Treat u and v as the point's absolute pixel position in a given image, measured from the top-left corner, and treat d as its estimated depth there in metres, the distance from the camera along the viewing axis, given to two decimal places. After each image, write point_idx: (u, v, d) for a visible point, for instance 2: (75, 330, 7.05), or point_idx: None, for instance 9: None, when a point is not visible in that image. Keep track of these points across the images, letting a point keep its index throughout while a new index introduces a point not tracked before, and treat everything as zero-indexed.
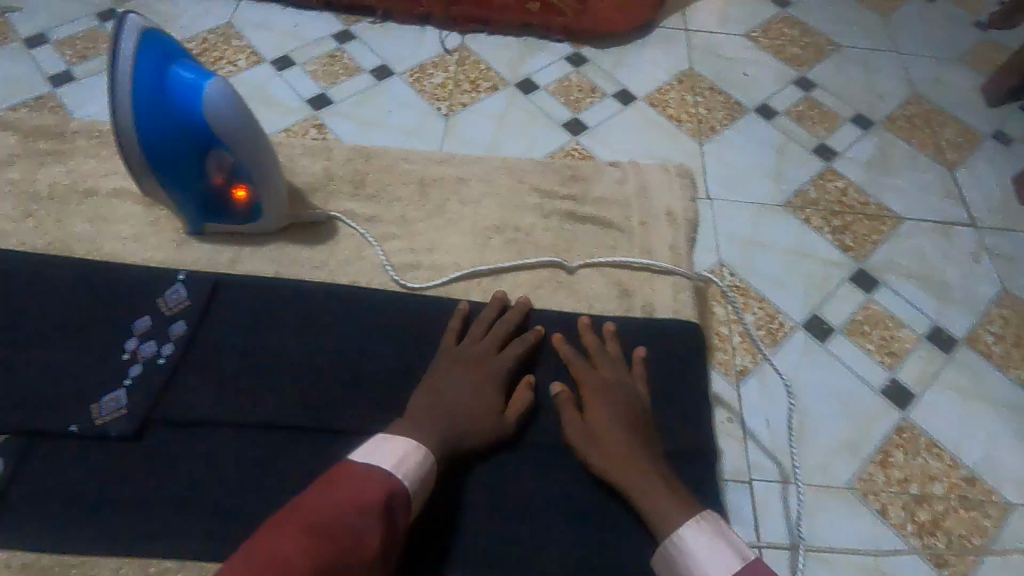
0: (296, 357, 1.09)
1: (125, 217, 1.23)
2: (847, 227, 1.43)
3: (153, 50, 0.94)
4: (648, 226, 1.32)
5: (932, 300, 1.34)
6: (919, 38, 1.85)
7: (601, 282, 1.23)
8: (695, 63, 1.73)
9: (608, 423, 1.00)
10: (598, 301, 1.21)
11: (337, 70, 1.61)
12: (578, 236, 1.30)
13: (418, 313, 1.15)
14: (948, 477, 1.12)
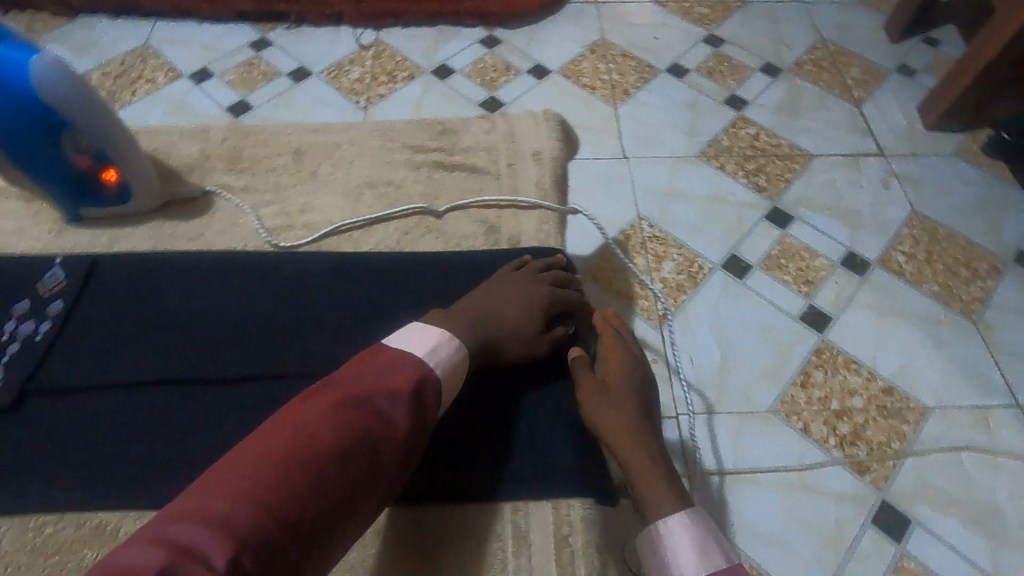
0: (134, 330, 0.83)
1: None
2: (760, 169, 1.48)
3: None
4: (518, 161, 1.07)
5: (845, 229, 1.39)
6: None
7: (466, 224, 0.97)
8: (606, 33, 1.78)
9: (626, 395, 0.84)
10: (461, 242, 0.95)
11: (254, 76, 1.64)
12: (445, 181, 1.03)
13: (270, 270, 0.90)
14: (867, 389, 1.16)
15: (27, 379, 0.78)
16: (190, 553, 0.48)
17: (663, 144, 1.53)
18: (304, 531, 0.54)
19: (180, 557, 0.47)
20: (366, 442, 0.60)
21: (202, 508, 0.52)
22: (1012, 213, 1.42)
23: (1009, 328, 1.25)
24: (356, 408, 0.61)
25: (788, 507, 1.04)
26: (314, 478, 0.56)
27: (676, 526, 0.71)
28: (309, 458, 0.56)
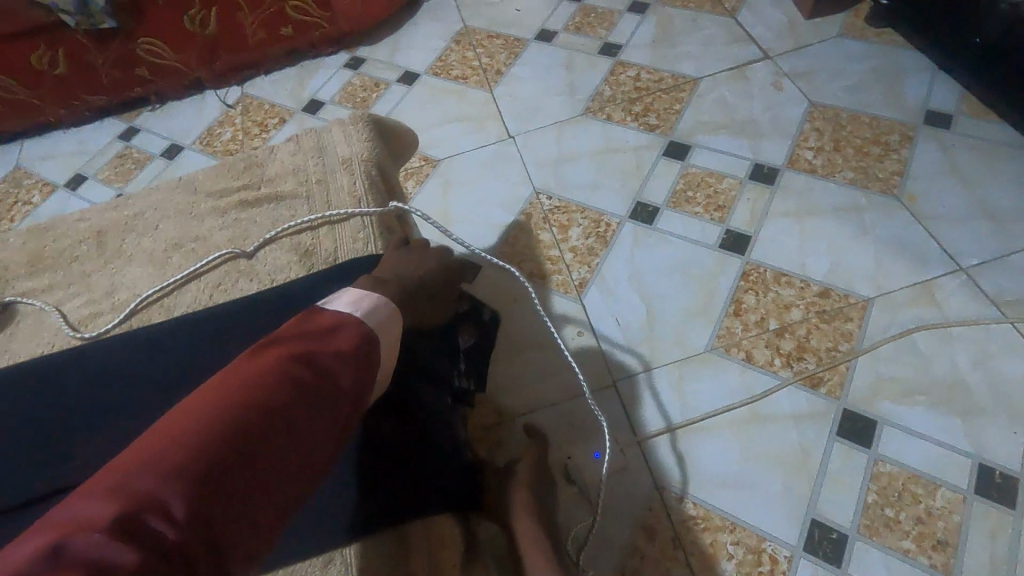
0: None
1: None
2: (648, 108, 1.42)
3: None
4: (337, 148, 0.77)
5: (745, 142, 1.32)
6: None
7: (280, 253, 0.69)
8: (467, 20, 1.72)
9: (527, 474, 0.81)
10: (268, 276, 0.68)
11: (129, 166, 1.60)
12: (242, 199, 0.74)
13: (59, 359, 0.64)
14: (803, 298, 1.09)
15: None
16: (151, 504, 0.38)
17: (545, 112, 1.47)
18: (272, 488, 0.44)
19: (134, 515, 0.37)
20: (331, 387, 0.50)
21: (152, 459, 0.41)
22: (910, 77, 1.37)
23: (933, 194, 1.19)
24: (314, 355, 0.51)
25: (746, 446, 0.97)
26: (285, 423, 0.46)
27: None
28: (272, 408, 0.45)
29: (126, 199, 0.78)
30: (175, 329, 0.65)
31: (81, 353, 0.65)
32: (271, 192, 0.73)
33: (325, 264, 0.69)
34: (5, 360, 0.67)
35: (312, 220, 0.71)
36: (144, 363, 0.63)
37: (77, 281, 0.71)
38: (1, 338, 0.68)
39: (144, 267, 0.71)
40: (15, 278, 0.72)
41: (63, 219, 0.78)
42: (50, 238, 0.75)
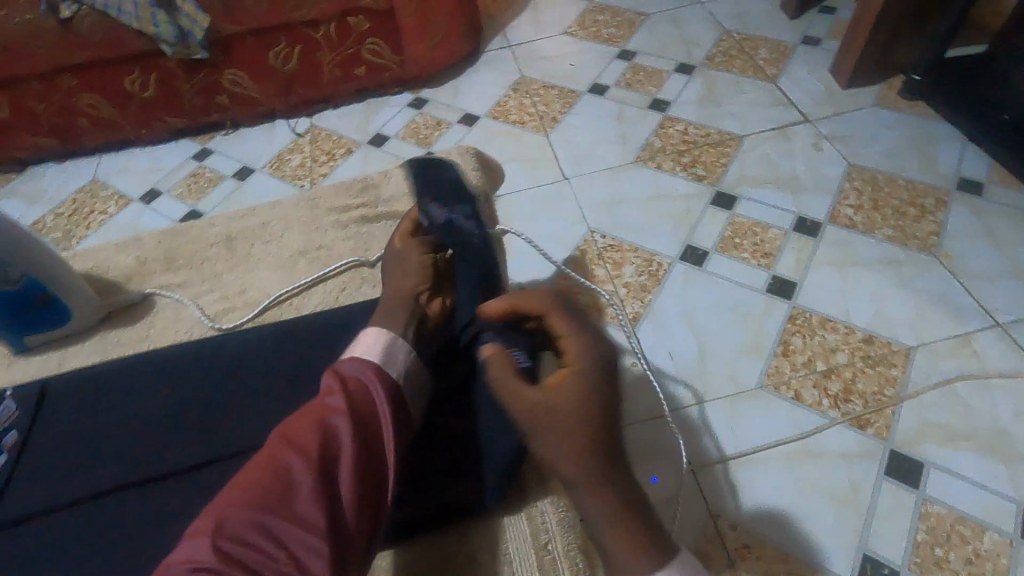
0: (56, 422, 0.67)
1: None
2: (695, 160, 1.53)
3: None
4: (446, 176, 0.85)
5: (788, 196, 1.42)
6: None
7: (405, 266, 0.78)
8: (524, 71, 1.86)
9: (588, 401, 0.57)
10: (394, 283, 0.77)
11: (202, 185, 1.70)
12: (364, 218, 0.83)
13: (207, 347, 0.71)
14: (848, 344, 1.15)
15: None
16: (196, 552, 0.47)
17: (598, 158, 1.58)
18: (300, 508, 0.50)
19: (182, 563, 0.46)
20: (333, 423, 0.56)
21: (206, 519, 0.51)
22: (942, 146, 1.47)
23: (968, 254, 1.27)
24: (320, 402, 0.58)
25: (795, 479, 1.01)
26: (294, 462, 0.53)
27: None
28: (284, 452, 0.53)
29: (252, 210, 0.86)
30: (310, 327, 0.72)
31: (222, 343, 0.72)
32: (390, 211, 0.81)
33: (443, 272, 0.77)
34: (148, 344, 0.74)
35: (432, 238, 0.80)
36: (280, 354, 0.70)
37: (210, 279, 0.79)
38: (139, 326, 0.75)
39: (273, 272, 0.78)
40: (153, 273, 0.80)
41: (195, 225, 0.86)
42: (185, 240, 0.83)
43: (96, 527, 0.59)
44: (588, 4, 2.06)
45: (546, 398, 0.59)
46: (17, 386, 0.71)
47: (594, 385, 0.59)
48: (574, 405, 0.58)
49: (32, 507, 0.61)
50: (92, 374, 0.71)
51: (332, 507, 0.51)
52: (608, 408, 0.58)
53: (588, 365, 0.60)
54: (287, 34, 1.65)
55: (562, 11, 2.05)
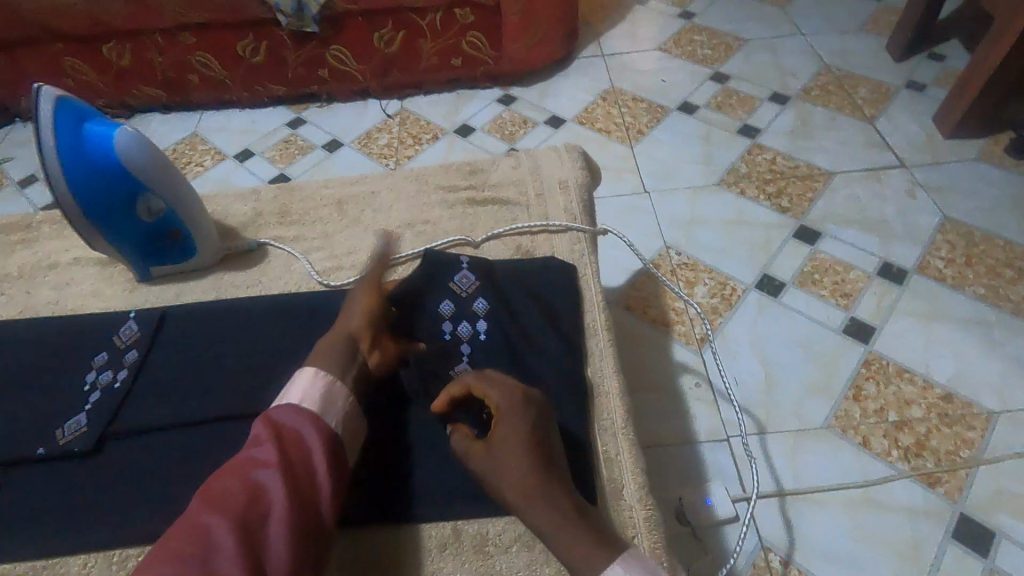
0: (171, 347, 0.71)
1: None
2: (781, 191, 1.50)
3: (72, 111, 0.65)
4: (554, 171, 0.87)
5: (875, 240, 1.38)
6: (818, 21, 2.00)
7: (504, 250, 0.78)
8: (615, 81, 1.87)
9: (514, 428, 0.58)
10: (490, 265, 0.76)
11: (292, 151, 1.77)
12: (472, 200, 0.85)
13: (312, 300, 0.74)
14: (925, 398, 1.12)
15: (107, 422, 0.64)
16: None
17: (681, 176, 1.57)
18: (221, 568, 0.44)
19: None
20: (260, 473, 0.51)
21: None
22: None
23: None
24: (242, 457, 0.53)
25: (855, 524, 0.99)
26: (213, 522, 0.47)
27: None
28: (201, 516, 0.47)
29: (364, 177, 0.90)
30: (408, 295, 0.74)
31: (326, 297, 0.75)
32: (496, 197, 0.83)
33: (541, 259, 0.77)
34: (257, 289, 0.77)
35: (533, 227, 0.79)
36: None
37: (319, 237, 0.82)
38: (251, 271, 0.79)
39: (380, 239, 0.81)
40: (268, 225, 0.84)
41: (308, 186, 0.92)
42: (299, 198, 0.87)
43: (199, 452, 0.63)
44: (686, 23, 2.06)
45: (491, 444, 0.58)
46: (140, 310, 0.76)
47: (525, 413, 0.59)
48: (505, 437, 0.57)
49: (144, 423, 0.64)
50: (210, 309, 0.74)
51: (257, 560, 0.46)
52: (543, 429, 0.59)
53: (510, 398, 0.60)
54: (393, 19, 1.71)
55: (659, 27, 2.05)
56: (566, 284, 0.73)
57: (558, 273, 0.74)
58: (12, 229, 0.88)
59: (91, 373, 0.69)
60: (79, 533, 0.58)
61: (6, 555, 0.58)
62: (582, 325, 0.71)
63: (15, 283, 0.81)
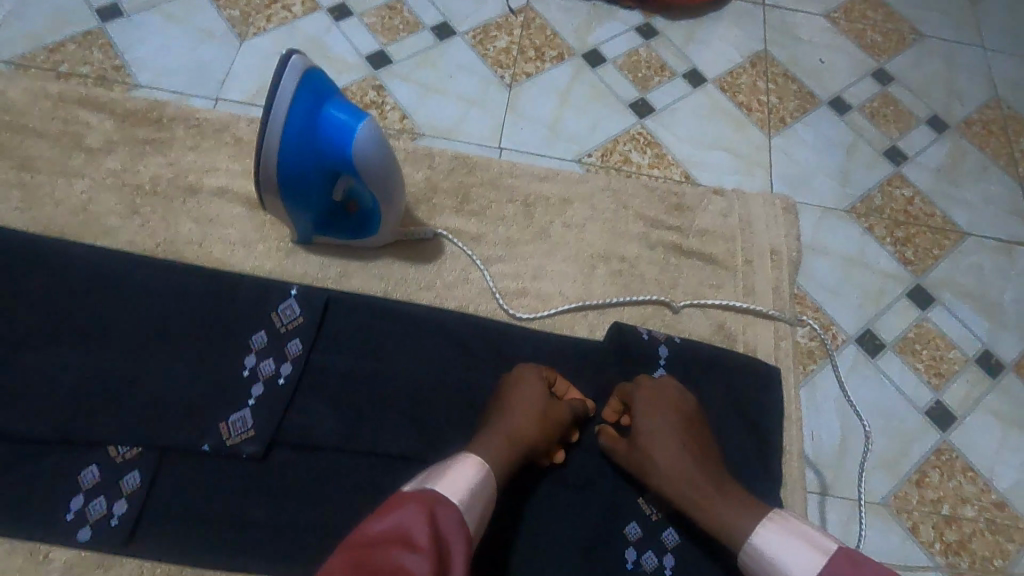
0: None
1: (100, 207, 0.69)
2: (908, 239, 1.15)
3: (313, 90, 0.50)
4: (752, 263, 0.75)
5: (985, 322, 1.10)
6: (1009, 22, 1.44)
7: (753, 335, 0.71)
8: (771, 42, 1.31)
9: (661, 434, 0.58)
10: (732, 330, 0.71)
11: (396, 24, 1.13)
12: (702, 275, 0.73)
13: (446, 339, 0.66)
14: (980, 500, 0.96)
15: None
16: None
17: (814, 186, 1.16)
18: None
19: None
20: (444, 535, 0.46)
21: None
22: None
23: None
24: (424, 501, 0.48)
25: None
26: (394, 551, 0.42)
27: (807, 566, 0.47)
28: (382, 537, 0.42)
29: (555, 173, 0.77)
30: None
31: (497, 327, 0.67)
32: (733, 248, 0.75)
33: (779, 352, 0.70)
34: (429, 295, 0.69)
35: (757, 308, 0.72)
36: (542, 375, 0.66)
37: (503, 243, 0.72)
38: (426, 269, 0.70)
39: (570, 268, 0.72)
40: (443, 209, 0.73)
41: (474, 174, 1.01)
42: (477, 181, 0.76)
43: (368, 490, 0.59)
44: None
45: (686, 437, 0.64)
46: (300, 283, 0.68)
47: None
48: (655, 442, 0.58)
49: (316, 438, 0.60)
50: (370, 304, 0.67)
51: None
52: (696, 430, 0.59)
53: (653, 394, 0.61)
54: None
55: None
56: (769, 392, 0.67)
57: (761, 389, 0.67)
58: (142, 121, 0.74)
59: (250, 356, 0.62)
60: (248, 551, 0.56)
61: (175, 557, 0.55)
62: (780, 446, 0.66)
63: (151, 200, 0.70)
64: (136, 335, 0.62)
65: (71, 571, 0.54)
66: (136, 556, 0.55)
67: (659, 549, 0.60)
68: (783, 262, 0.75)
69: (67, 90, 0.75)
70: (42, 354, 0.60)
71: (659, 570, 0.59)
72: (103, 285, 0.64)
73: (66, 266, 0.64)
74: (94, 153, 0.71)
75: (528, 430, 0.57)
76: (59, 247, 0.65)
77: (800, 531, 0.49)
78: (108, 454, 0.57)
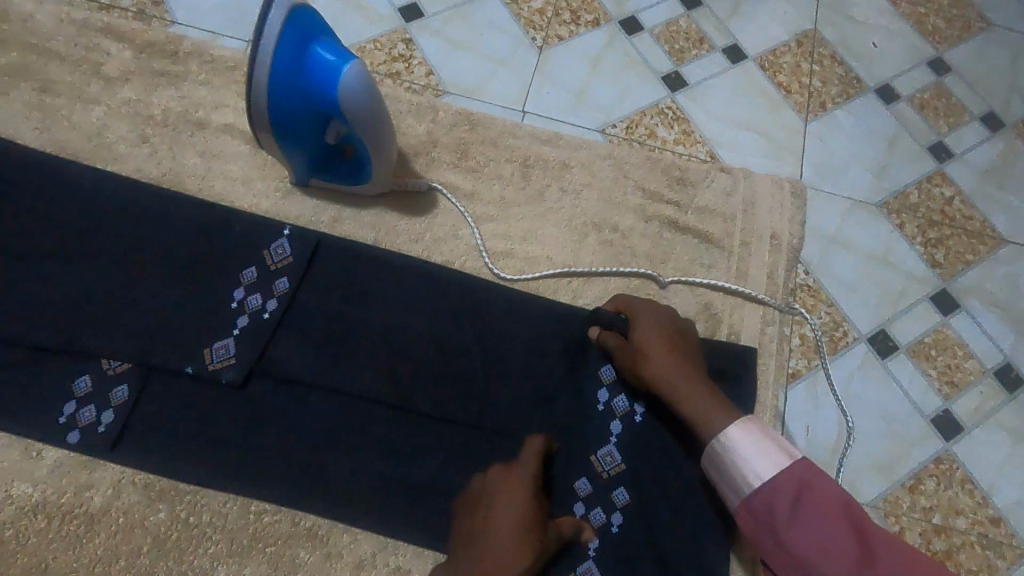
0: None
1: (111, 133, 0.72)
2: (942, 240, 0.85)
3: (303, 27, 0.52)
4: (751, 248, 0.73)
5: (1014, 324, 0.82)
6: None
7: (739, 319, 0.70)
8: (824, 20, 0.99)
9: (653, 333, 0.60)
10: (716, 308, 0.70)
11: None
12: (693, 255, 0.72)
13: (425, 293, 0.67)
14: (974, 513, 0.73)
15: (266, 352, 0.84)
16: None
17: (847, 182, 0.88)
18: None
19: None
20: None
21: None
22: None
23: None
24: None
25: None
26: None
27: (772, 469, 0.49)
28: None
29: (558, 135, 0.77)
30: None
31: (482, 287, 0.68)
32: (731, 235, 0.73)
33: (758, 339, 0.70)
34: (418, 248, 0.70)
35: (740, 291, 0.71)
36: (516, 336, 0.66)
37: (496, 202, 0.73)
38: (418, 221, 0.71)
39: (561, 234, 0.72)
40: (441, 163, 0.74)
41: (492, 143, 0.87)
42: (479, 139, 0.75)
43: (336, 424, 0.62)
44: None
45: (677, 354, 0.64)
46: (294, 225, 0.69)
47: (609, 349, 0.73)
48: (647, 338, 0.60)
49: (293, 373, 0.62)
50: (358, 250, 0.68)
51: None
52: (676, 344, 0.60)
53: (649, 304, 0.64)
54: None
55: None
56: (744, 374, 0.67)
57: (732, 374, 0.67)
58: (159, 53, 0.76)
59: (239, 289, 0.65)
60: (216, 470, 0.60)
61: (152, 469, 0.59)
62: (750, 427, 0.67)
63: (160, 131, 0.72)
64: (136, 258, 0.65)
65: (59, 468, 0.59)
66: (117, 461, 0.59)
67: (607, 506, 0.60)
68: (775, 245, 0.73)
69: (92, 17, 0.77)
70: (46, 263, 0.64)
71: (605, 527, 0.60)
72: (109, 210, 0.67)
73: (76, 185, 0.67)
74: (114, 82, 0.74)
75: (524, 542, 0.52)
76: (70, 166, 0.68)
77: (771, 437, 0.51)
78: (101, 367, 0.61)
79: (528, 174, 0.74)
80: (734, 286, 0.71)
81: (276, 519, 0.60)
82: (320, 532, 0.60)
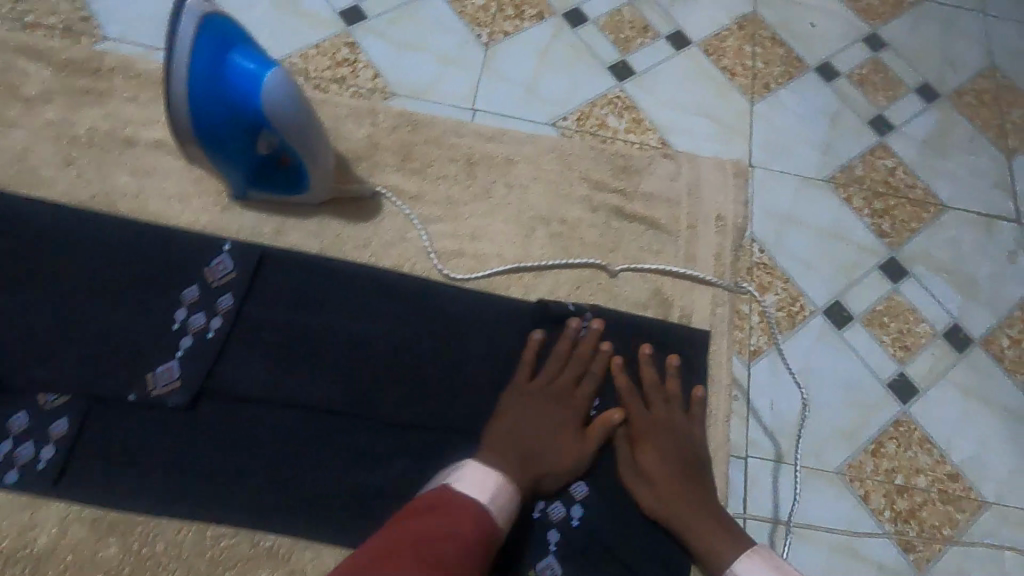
0: None
1: (35, 157, 0.69)
2: (887, 209, 0.88)
3: (219, 34, 0.51)
4: (699, 232, 0.74)
5: (959, 284, 0.85)
6: None
7: (690, 302, 0.71)
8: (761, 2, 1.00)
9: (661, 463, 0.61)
10: (668, 293, 0.71)
11: None
12: (643, 243, 0.73)
13: (376, 299, 0.66)
14: (933, 471, 0.75)
15: None
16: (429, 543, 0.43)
17: (795, 160, 0.89)
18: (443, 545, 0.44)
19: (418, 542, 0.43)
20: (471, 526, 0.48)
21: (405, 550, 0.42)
22: None
23: None
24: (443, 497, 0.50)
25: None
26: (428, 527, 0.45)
27: None
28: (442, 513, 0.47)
29: (501, 132, 0.76)
30: None
31: (433, 289, 0.67)
32: (679, 219, 0.74)
33: (711, 319, 0.71)
34: (366, 253, 0.69)
35: (690, 274, 0.72)
36: (471, 335, 0.66)
37: (443, 203, 0.72)
38: (363, 229, 0.70)
39: (511, 231, 0.72)
40: (385, 167, 0.73)
41: None
42: (422, 140, 0.74)
43: (291, 438, 0.61)
44: None
45: (639, 409, 0.63)
46: (234, 239, 0.67)
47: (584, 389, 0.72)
48: (657, 468, 0.61)
49: (244, 392, 0.61)
50: (304, 260, 0.67)
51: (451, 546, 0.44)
52: (684, 468, 0.61)
53: (658, 420, 0.63)
54: None
55: None
56: (699, 355, 0.68)
57: (686, 356, 0.68)
58: (81, 71, 0.73)
59: (182, 309, 0.63)
60: (168, 496, 0.58)
61: (99, 502, 0.57)
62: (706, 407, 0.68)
63: (87, 152, 0.69)
64: (69, 285, 0.63)
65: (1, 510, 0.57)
66: (63, 498, 0.57)
67: (566, 500, 0.61)
68: (722, 227, 0.75)
69: (8, 37, 0.73)
70: None
71: (564, 520, 0.61)
72: (37, 237, 0.64)
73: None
74: (34, 103, 0.71)
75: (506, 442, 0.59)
76: None
77: None
78: (37, 402, 0.59)
79: (472, 172, 0.73)
80: (685, 270, 0.72)
81: (235, 541, 0.58)
82: (281, 551, 0.58)
